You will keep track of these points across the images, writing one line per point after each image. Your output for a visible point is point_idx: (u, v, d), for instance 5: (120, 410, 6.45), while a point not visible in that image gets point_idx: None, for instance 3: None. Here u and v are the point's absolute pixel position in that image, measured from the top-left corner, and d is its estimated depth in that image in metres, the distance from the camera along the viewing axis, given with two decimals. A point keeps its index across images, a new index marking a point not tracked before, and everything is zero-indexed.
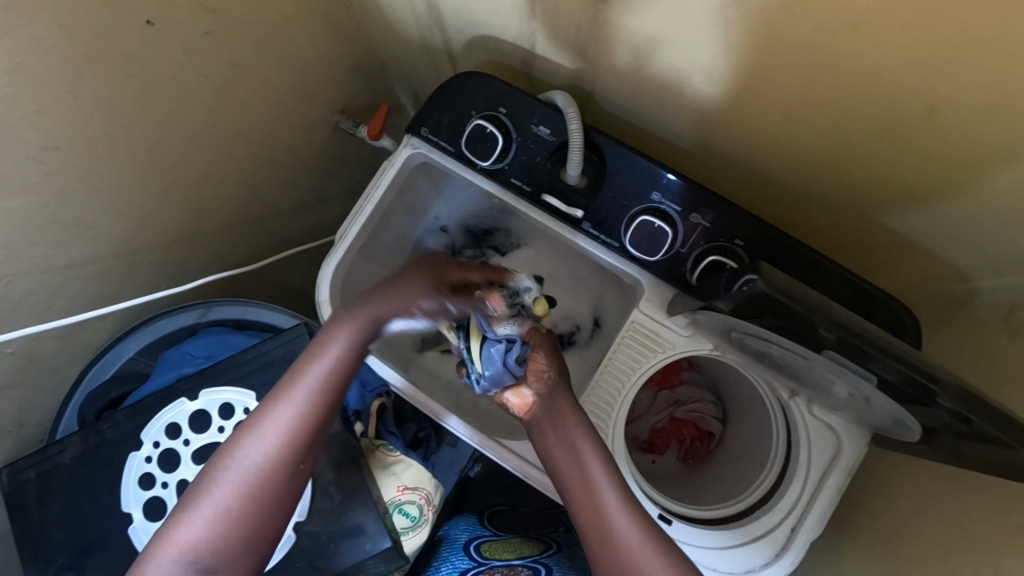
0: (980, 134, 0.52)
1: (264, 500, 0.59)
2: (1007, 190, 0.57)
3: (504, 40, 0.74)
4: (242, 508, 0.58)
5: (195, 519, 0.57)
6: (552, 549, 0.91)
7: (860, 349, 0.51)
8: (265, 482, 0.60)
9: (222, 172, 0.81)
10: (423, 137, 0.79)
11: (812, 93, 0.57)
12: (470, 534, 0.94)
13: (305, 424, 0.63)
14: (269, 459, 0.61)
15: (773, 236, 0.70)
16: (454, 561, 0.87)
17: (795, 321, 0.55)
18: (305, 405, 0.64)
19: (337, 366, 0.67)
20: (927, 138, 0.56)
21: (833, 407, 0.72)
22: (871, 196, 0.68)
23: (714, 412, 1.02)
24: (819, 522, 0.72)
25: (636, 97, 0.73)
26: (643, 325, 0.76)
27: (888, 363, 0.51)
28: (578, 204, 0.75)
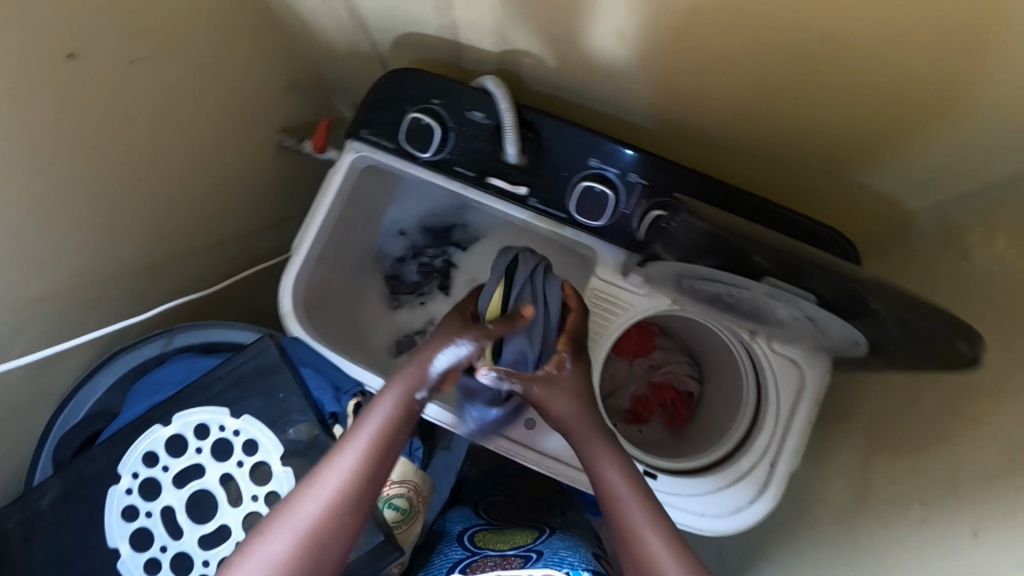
0: (873, 62, 0.56)
1: (307, 563, 0.56)
2: (912, 111, 0.61)
3: (429, 34, 0.76)
4: (290, 563, 0.55)
5: (246, 566, 0.55)
6: (545, 534, 0.93)
7: (793, 264, 0.53)
8: (314, 539, 0.56)
9: (171, 200, 0.81)
10: (364, 139, 0.80)
11: (722, 41, 0.60)
12: (464, 524, 0.97)
13: (358, 484, 0.60)
14: (317, 518, 0.57)
15: (708, 185, 0.72)
16: (447, 554, 0.89)
17: (729, 249, 0.56)
18: (354, 464, 0.60)
19: (393, 422, 0.64)
20: (828, 72, 0.60)
21: (790, 339, 0.75)
22: (798, 137, 0.71)
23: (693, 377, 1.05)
24: (794, 453, 0.75)
25: (562, 73, 0.75)
26: (602, 290, 0.78)
27: (821, 276, 0.52)
28: (521, 181, 0.76)
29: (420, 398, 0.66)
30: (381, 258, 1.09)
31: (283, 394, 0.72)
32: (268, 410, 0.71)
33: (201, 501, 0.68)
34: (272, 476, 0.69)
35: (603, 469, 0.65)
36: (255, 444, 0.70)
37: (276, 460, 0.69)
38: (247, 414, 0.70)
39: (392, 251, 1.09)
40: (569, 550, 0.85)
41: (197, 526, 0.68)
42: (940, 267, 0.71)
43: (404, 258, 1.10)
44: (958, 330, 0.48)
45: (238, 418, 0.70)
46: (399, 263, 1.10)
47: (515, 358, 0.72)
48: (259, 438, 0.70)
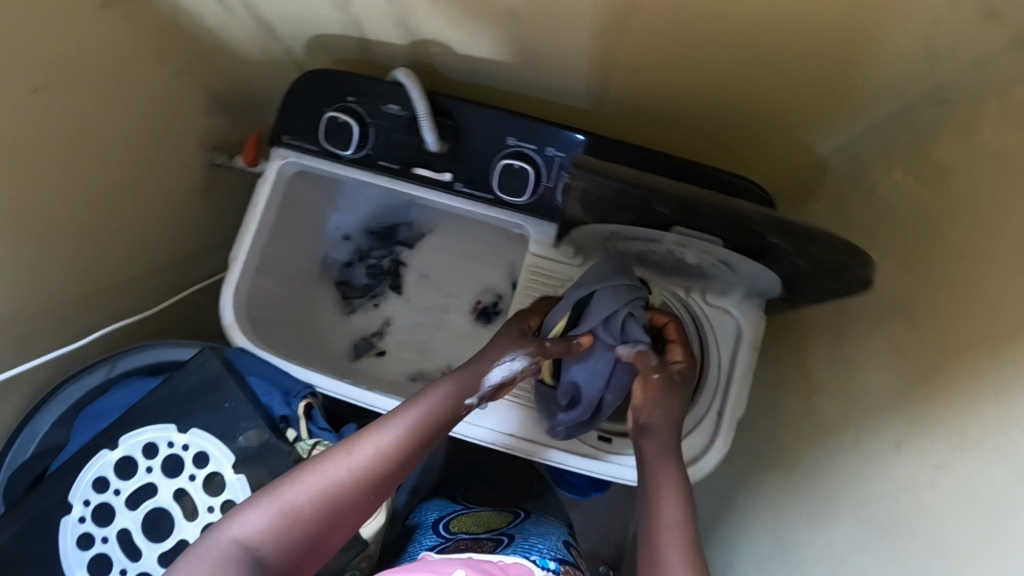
0: (745, 19, 0.59)
1: (325, 522, 0.57)
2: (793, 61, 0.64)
3: (338, 34, 0.78)
4: (303, 523, 0.56)
5: (264, 510, 0.56)
6: (521, 517, 0.97)
7: (690, 207, 0.55)
8: (331, 504, 0.57)
9: (101, 228, 0.81)
10: (286, 144, 0.81)
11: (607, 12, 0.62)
12: (440, 511, 0.98)
13: (390, 460, 0.60)
14: (345, 481, 0.58)
15: (623, 148, 0.74)
16: (423, 540, 0.91)
17: (635, 202, 0.59)
18: (391, 441, 0.61)
19: (441, 412, 0.64)
20: (708, 33, 0.62)
21: (722, 290, 0.77)
22: (698, 100, 0.74)
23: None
24: (738, 400, 0.77)
25: (472, 60, 0.77)
26: (539, 265, 0.80)
27: (715, 216, 0.55)
28: (444, 168, 0.77)
29: (468, 404, 0.67)
30: (329, 265, 1.10)
31: (229, 403, 0.72)
32: (216, 421, 0.71)
33: (157, 519, 0.68)
34: (226, 485, 0.69)
35: (660, 485, 0.62)
36: (205, 455, 0.70)
37: (228, 468, 0.69)
38: (195, 427, 0.71)
39: (339, 256, 1.10)
40: (540, 535, 0.88)
41: (155, 545, 0.67)
42: (852, 203, 0.75)
43: (353, 262, 1.11)
44: (850, 252, 0.52)
45: (186, 432, 0.70)
46: (346, 267, 1.11)
47: (586, 379, 0.71)
48: (210, 450, 0.70)
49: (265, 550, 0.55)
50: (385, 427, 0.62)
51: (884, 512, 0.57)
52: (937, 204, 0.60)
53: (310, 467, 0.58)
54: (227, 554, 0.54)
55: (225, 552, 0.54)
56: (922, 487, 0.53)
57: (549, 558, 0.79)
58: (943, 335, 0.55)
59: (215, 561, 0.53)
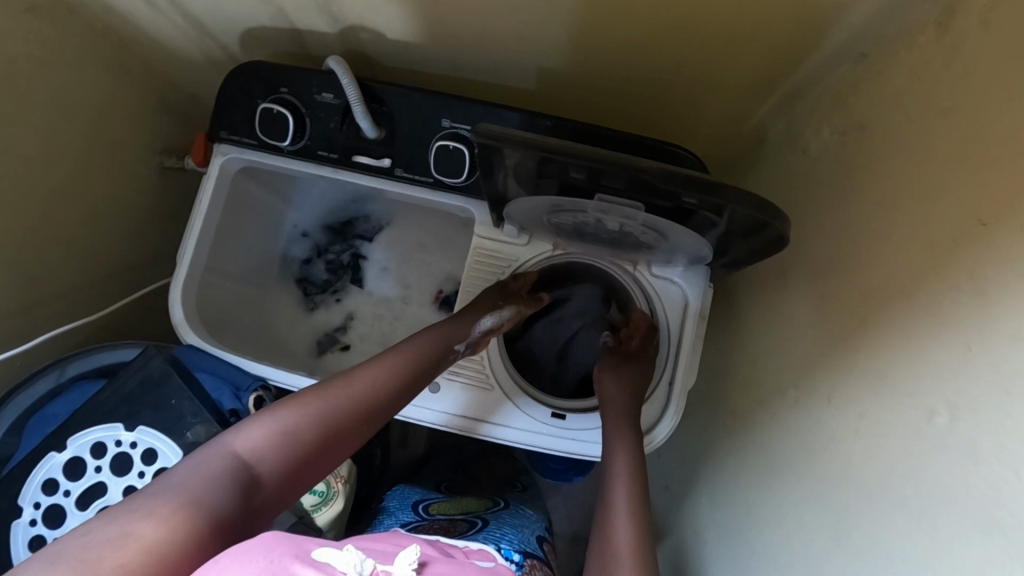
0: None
1: (324, 444, 0.60)
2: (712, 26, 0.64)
3: (267, 26, 0.78)
4: (301, 440, 0.58)
5: (263, 425, 0.57)
6: (499, 506, 0.98)
7: (601, 164, 0.55)
8: (330, 427, 0.61)
9: (43, 235, 0.81)
10: (226, 140, 0.81)
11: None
12: (421, 495, 0.99)
13: (380, 398, 0.66)
14: (344, 410, 0.62)
15: (559, 124, 0.74)
16: (398, 514, 0.92)
17: (553, 170, 0.59)
18: (381, 381, 0.67)
19: (419, 359, 0.71)
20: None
21: (666, 261, 0.77)
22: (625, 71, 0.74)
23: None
24: (689, 371, 0.76)
25: (405, 45, 0.77)
26: (484, 247, 0.80)
27: (625, 177, 0.55)
28: (383, 154, 0.78)
29: (462, 349, 0.76)
30: (288, 262, 1.10)
31: (176, 399, 0.72)
32: (163, 418, 0.71)
33: None
34: None
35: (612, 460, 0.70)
36: (154, 452, 0.70)
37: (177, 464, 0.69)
38: (142, 425, 0.70)
39: (298, 252, 1.11)
40: (511, 526, 0.88)
41: None
42: (787, 165, 0.75)
43: (312, 258, 1.11)
44: (763, 207, 0.53)
45: (133, 430, 0.70)
46: (306, 264, 1.11)
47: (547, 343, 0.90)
48: (158, 447, 0.70)
49: (265, 463, 0.55)
50: (377, 369, 0.67)
51: (818, 466, 0.58)
52: (858, 157, 0.61)
53: (307, 394, 0.62)
54: (230, 461, 0.54)
55: (227, 459, 0.54)
56: (850, 437, 0.54)
57: (515, 550, 0.78)
58: (867, 283, 0.55)
59: (216, 466, 0.53)
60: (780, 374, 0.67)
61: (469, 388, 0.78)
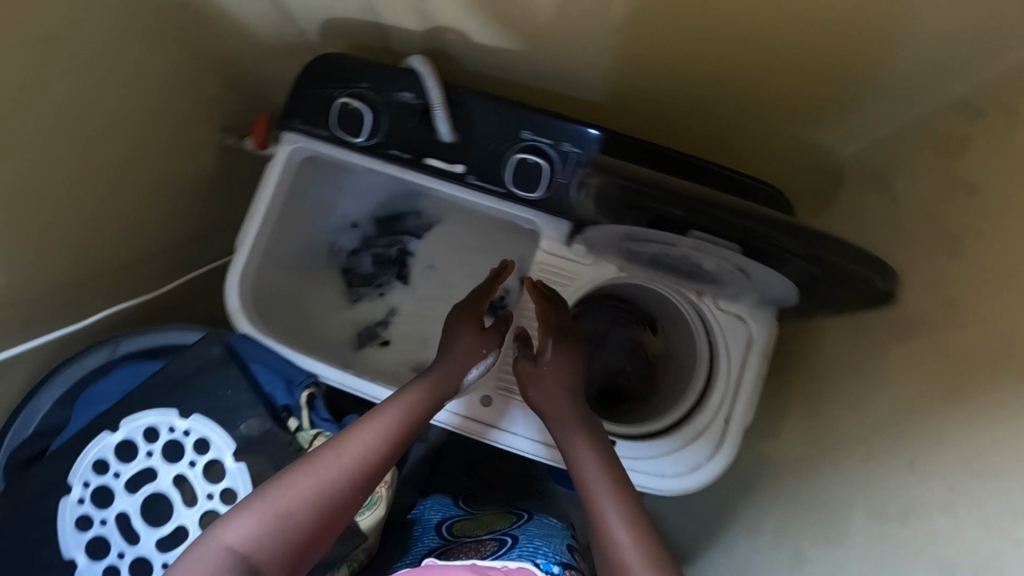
0: (770, 12, 0.57)
1: (319, 520, 0.58)
2: (818, 62, 0.62)
3: (352, 17, 0.76)
4: (295, 526, 0.56)
5: (253, 512, 0.56)
6: (523, 518, 0.95)
7: (746, 229, 0.54)
8: (323, 501, 0.59)
9: (103, 206, 0.80)
10: (297, 129, 0.79)
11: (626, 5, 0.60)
12: (443, 514, 0.98)
13: (372, 461, 0.63)
14: (336, 481, 0.60)
15: (641, 148, 0.73)
16: (426, 542, 0.92)
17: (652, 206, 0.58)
18: (372, 441, 0.64)
19: (411, 415, 0.68)
20: (730, 26, 0.60)
21: (735, 296, 0.75)
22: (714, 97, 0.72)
23: (636, 362, 1.04)
24: (748, 408, 0.76)
25: (490, 50, 0.75)
26: (548, 263, 0.79)
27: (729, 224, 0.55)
28: (456, 159, 0.75)
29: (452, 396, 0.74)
30: (335, 252, 1.09)
31: (232, 390, 0.71)
32: (218, 407, 0.71)
33: (156, 504, 0.67)
34: (226, 472, 0.68)
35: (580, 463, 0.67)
36: (206, 442, 0.69)
37: (229, 457, 0.69)
38: (196, 413, 0.70)
39: (345, 243, 1.09)
40: (541, 538, 0.87)
41: (153, 530, 0.67)
42: (874, 209, 0.73)
43: (360, 250, 1.10)
44: (872, 266, 0.51)
45: (187, 418, 0.69)
46: (353, 255, 1.09)
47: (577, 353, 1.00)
48: (211, 437, 0.69)
49: (260, 553, 0.54)
50: (366, 430, 0.65)
51: (894, 532, 0.56)
52: (961, 212, 0.58)
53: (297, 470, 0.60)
54: (224, 560, 0.52)
55: (221, 557, 0.53)
56: (938, 511, 0.52)
57: (553, 562, 0.76)
58: (963, 347, 0.53)
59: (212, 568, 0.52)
60: (851, 428, 0.65)
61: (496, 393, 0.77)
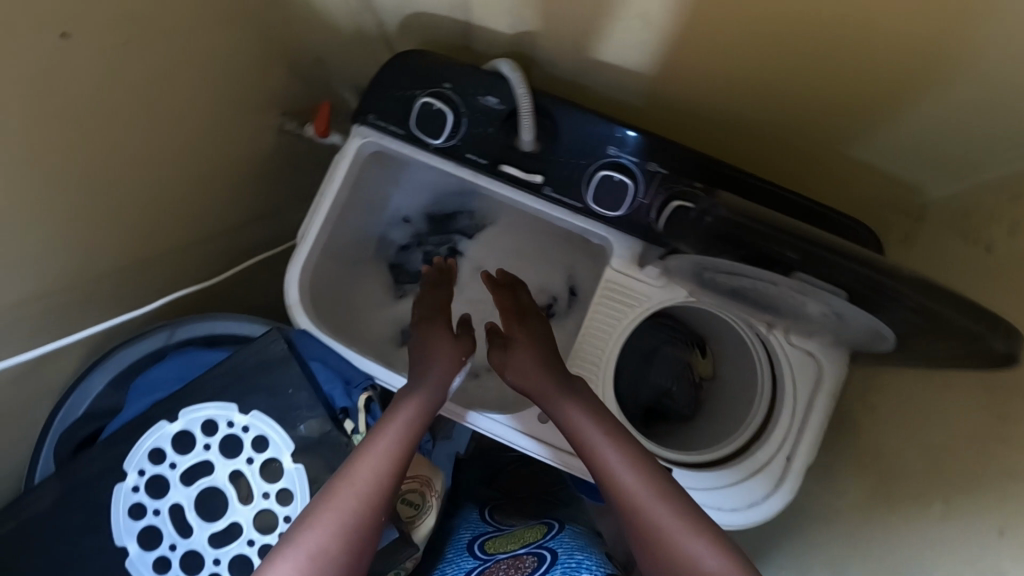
0: (893, 47, 0.54)
1: (353, 552, 0.58)
2: (928, 99, 0.60)
3: (439, 13, 0.73)
4: (327, 561, 0.56)
5: (289, 561, 0.55)
6: (556, 528, 0.87)
7: (832, 260, 0.52)
8: (352, 532, 0.58)
9: (165, 185, 0.78)
10: (370, 124, 0.77)
11: (738, 27, 0.57)
12: (473, 532, 0.92)
13: (386, 479, 0.63)
14: (357, 506, 0.60)
15: (729, 174, 0.71)
16: (458, 562, 0.85)
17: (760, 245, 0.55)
18: (380, 459, 0.64)
19: (410, 435, 0.68)
20: (848, 57, 0.57)
21: (809, 333, 0.73)
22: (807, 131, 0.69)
23: (683, 383, 1.02)
24: (811, 447, 0.74)
25: (578, 59, 0.72)
26: (617, 282, 0.77)
27: (849, 271, 0.51)
28: (535, 169, 0.74)
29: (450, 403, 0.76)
30: (386, 245, 1.07)
31: (292, 389, 0.70)
32: (278, 405, 0.69)
33: (211, 498, 0.67)
34: (284, 473, 0.67)
35: (608, 468, 0.67)
36: (265, 440, 0.68)
37: (287, 457, 0.68)
38: (256, 410, 0.69)
39: (397, 238, 1.07)
40: (582, 550, 0.77)
41: (207, 524, 0.66)
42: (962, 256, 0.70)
43: (410, 246, 1.08)
44: (993, 326, 0.47)
45: (247, 414, 0.68)
46: (403, 250, 1.08)
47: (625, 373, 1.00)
48: (270, 435, 0.68)
49: None
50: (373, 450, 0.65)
51: None
52: None
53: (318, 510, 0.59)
54: None
55: None
56: None
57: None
58: None
59: None
60: (925, 483, 0.63)
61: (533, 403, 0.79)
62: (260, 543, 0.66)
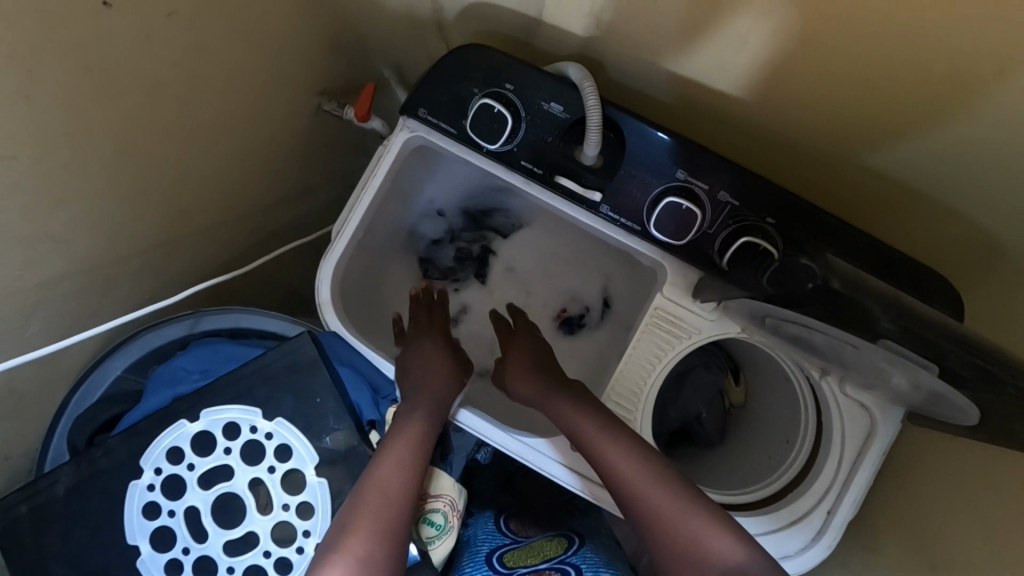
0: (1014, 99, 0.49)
1: (396, 551, 0.57)
2: None
3: (506, 6, 0.67)
4: (374, 565, 0.54)
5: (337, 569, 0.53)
6: (576, 544, 0.84)
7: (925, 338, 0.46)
8: (391, 530, 0.57)
9: (199, 166, 0.74)
10: (420, 119, 0.72)
11: (845, 64, 0.52)
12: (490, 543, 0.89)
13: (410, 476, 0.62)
14: (390, 503, 0.59)
15: (805, 208, 0.65)
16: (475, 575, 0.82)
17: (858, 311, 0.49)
18: (402, 455, 0.64)
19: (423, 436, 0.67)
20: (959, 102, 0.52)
21: (867, 386, 0.69)
22: (894, 192, 0.62)
23: (714, 407, 0.96)
24: (856, 503, 0.71)
25: (649, 70, 0.67)
26: (666, 311, 0.72)
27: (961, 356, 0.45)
28: (594, 186, 0.69)
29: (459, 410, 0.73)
30: (416, 239, 1.00)
31: (320, 398, 0.67)
32: (304, 412, 0.66)
33: (228, 504, 0.64)
34: (306, 486, 0.64)
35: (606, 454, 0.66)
36: (288, 449, 0.65)
37: (310, 469, 0.65)
38: (281, 417, 0.66)
39: (428, 232, 1.01)
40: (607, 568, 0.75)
41: (223, 531, 0.63)
42: None
43: (442, 241, 1.02)
44: None
45: (272, 421, 0.65)
46: (434, 245, 1.02)
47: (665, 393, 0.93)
48: (294, 444, 0.65)
49: None
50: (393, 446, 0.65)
51: None
52: None
53: (354, 515, 0.57)
54: None
55: None
56: None
57: None
58: None
59: None
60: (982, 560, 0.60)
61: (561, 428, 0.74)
62: (276, 555, 0.63)
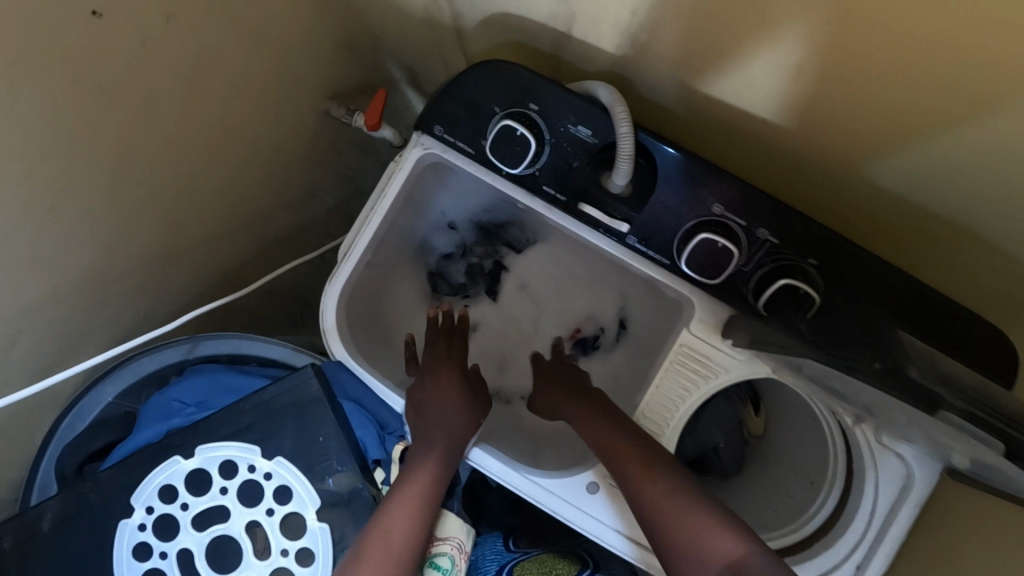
0: None
1: None
2: None
3: (532, 18, 0.62)
4: None
5: None
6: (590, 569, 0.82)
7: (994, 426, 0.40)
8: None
9: (198, 179, 0.69)
10: (436, 137, 0.67)
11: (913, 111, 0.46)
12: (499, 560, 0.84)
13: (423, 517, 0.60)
14: (398, 547, 0.57)
15: (849, 250, 0.60)
16: None
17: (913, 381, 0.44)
18: (416, 492, 0.61)
19: (440, 470, 0.65)
20: None
21: (905, 438, 0.65)
22: (929, 244, 0.57)
23: (733, 437, 0.88)
24: (886, 559, 0.67)
25: (685, 93, 0.62)
26: (692, 349, 0.68)
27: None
28: (621, 216, 0.65)
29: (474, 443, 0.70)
30: (426, 251, 0.95)
31: (322, 436, 0.63)
32: (304, 452, 0.62)
33: (223, 548, 0.60)
34: (307, 530, 0.61)
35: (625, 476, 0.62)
36: (288, 491, 0.61)
37: (311, 513, 0.61)
38: (280, 456, 0.62)
39: (438, 244, 0.96)
40: None
41: None
42: None
43: (453, 255, 0.98)
44: None
45: (271, 460, 0.62)
46: (445, 259, 0.98)
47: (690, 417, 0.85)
48: (294, 485, 0.62)
49: None
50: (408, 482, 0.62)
51: None
52: None
53: (360, 558, 0.55)
54: None
55: None
56: None
57: None
58: None
59: None
60: None
61: (587, 463, 0.70)
62: None
